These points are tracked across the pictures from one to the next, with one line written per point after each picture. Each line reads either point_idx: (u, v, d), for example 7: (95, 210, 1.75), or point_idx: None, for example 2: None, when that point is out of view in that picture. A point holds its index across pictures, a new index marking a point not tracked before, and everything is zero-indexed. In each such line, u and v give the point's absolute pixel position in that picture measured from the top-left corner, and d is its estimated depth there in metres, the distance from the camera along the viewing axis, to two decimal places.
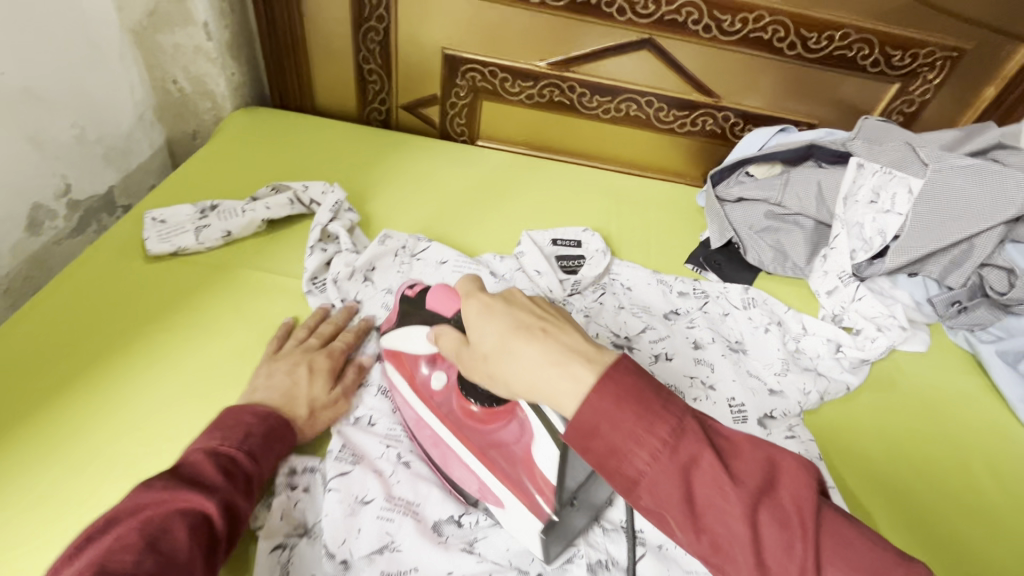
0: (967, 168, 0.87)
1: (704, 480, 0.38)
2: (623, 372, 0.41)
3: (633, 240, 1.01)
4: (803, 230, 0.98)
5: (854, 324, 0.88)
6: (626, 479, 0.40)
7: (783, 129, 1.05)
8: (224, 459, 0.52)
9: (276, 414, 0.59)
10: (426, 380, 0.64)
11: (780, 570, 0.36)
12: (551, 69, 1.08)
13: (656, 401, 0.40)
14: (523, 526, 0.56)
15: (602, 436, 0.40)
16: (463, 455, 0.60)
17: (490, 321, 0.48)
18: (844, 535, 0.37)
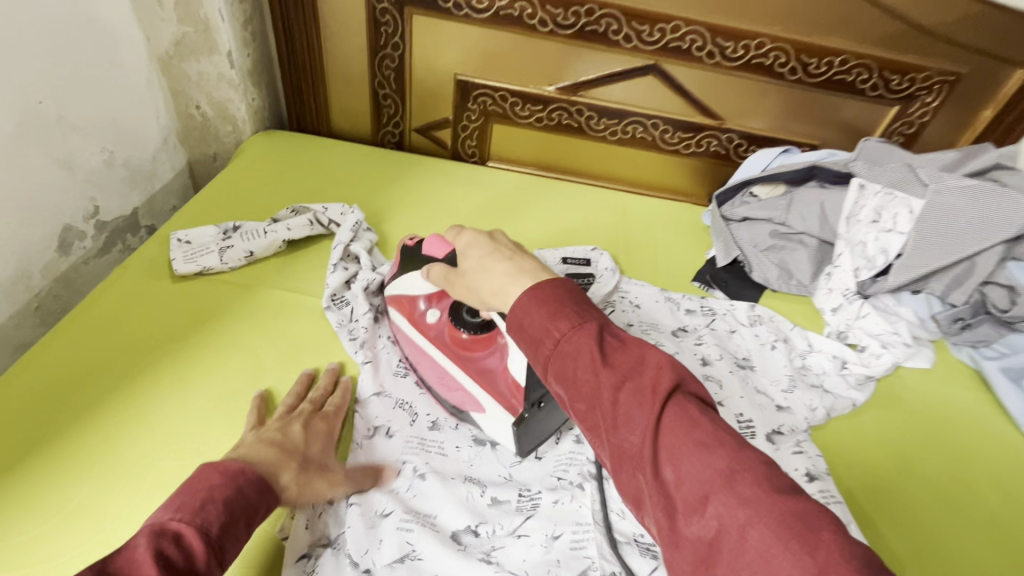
0: (966, 189, 0.90)
1: (584, 363, 0.44)
2: (553, 286, 0.50)
3: (640, 259, 1.03)
4: (807, 248, 1.00)
5: (859, 341, 0.90)
6: (537, 361, 0.48)
7: (786, 150, 1.08)
8: (170, 538, 0.41)
9: (244, 473, 0.50)
10: (423, 315, 0.75)
11: (629, 434, 0.41)
12: (559, 93, 1.12)
13: (568, 304, 0.48)
14: (500, 427, 0.67)
15: (524, 327, 0.49)
16: (454, 372, 0.71)
17: (474, 249, 0.60)
18: (691, 419, 0.40)
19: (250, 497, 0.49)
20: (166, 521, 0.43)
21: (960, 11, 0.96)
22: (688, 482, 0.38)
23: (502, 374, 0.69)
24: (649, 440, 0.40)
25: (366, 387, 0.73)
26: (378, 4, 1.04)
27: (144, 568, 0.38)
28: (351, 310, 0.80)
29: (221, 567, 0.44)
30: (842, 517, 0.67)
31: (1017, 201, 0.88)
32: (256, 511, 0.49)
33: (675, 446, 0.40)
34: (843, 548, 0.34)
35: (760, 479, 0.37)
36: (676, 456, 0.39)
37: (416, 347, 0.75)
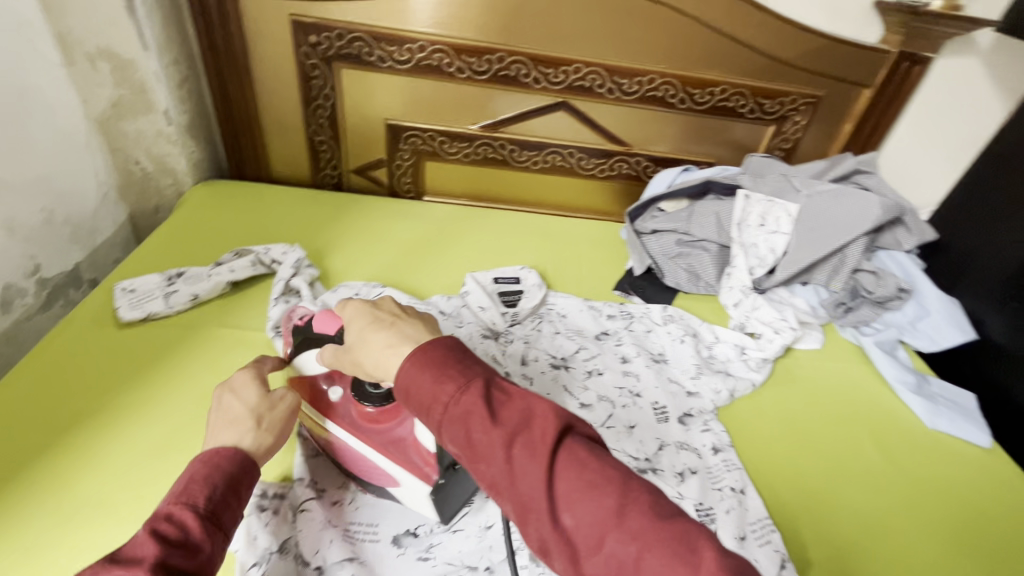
0: (829, 192, 1.07)
1: (477, 425, 0.48)
2: (433, 348, 0.54)
3: (566, 274, 1.14)
4: (709, 253, 1.13)
5: (756, 329, 1.02)
6: (431, 425, 0.51)
7: (686, 169, 1.23)
8: (160, 523, 0.46)
9: (219, 451, 0.53)
10: (324, 393, 0.69)
11: (529, 490, 0.46)
12: (482, 131, 1.23)
13: (454, 368, 0.52)
14: (418, 498, 0.64)
15: (414, 396, 0.52)
16: (361, 450, 0.66)
17: (356, 321, 0.62)
18: (578, 461, 0.47)
19: (234, 467, 0.52)
20: (161, 508, 0.48)
21: (809, 45, 1.13)
22: (586, 523, 0.45)
23: (413, 445, 0.65)
24: (546, 489, 0.46)
25: None
26: (308, 60, 1.14)
27: (140, 551, 0.43)
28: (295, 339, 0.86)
29: (222, 534, 0.48)
30: (740, 480, 0.78)
31: (871, 200, 1.04)
32: (246, 478, 0.53)
33: (570, 492, 0.46)
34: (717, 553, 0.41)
35: (643, 509, 0.44)
36: (570, 500, 0.45)
37: (320, 428, 0.69)
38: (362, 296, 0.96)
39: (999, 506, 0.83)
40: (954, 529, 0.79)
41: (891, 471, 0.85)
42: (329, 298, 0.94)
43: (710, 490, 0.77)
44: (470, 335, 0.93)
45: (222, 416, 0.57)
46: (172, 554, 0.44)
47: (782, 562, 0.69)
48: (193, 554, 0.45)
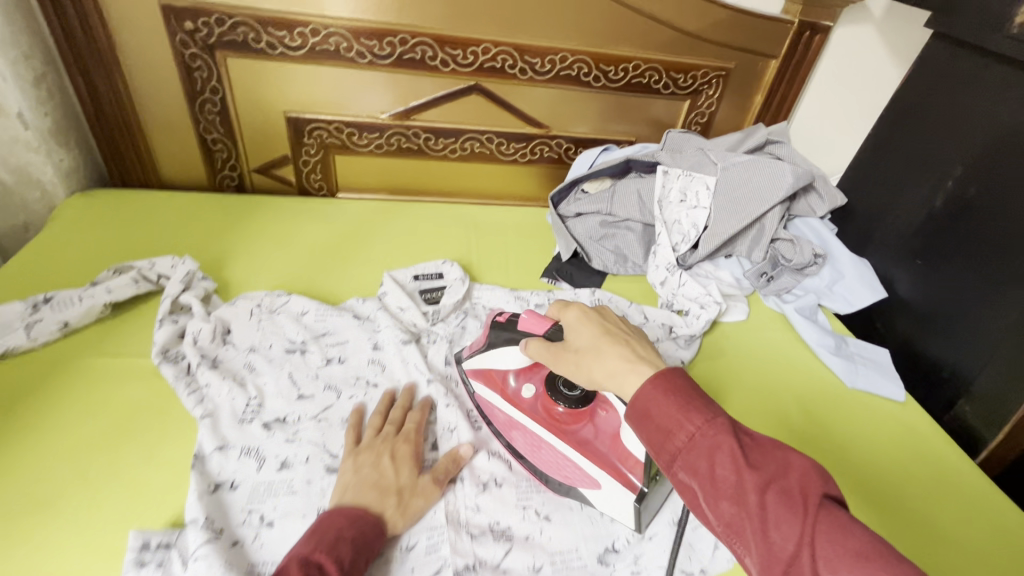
0: (744, 163, 1.07)
1: (728, 462, 0.45)
2: (677, 376, 0.51)
3: (492, 265, 1.09)
4: (634, 232, 1.12)
5: (683, 306, 1.02)
6: (667, 455, 0.48)
7: (606, 149, 1.21)
8: (313, 567, 0.52)
9: (365, 515, 0.59)
10: (517, 391, 0.74)
11: (781, 543, 0.41)
12: (393, 120, 1.16)
13: (699, 400, 0.49)
14: (619, 504, 0.64)
15: (653, 417, 0.49)
16: (558, 447, 0.68)
17: (587, 328, 0.61)
18: (847, 529, 0.41)
19: (371, 536, 0.58)
20: (310, 553, 0.54)
21: (716, 17, 1.13)
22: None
23: (610, 447, 0.67)
24: (803, 547, 0.41)
25: (204, 443, 0.68)
26: (186, 50, 1.03)
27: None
28: (187, 360, 0.77)
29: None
30: None
31: (783, 168, 1.05)
32: (375, 546, 0.58)
33: (829, 556, 0.40)
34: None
35: None
36: (831, 564, 0.40)
37: (512, 425, 0.73)
38: (265, 307, 0.87)
39: (915, 455, 0.86)
40: (880, 482, 0.81)
41: (815, 433, 0.87)
42: (225, 311, 0.85)
43: None
44: (388, 338, 0.86)
45: (373, 476, 0.64)
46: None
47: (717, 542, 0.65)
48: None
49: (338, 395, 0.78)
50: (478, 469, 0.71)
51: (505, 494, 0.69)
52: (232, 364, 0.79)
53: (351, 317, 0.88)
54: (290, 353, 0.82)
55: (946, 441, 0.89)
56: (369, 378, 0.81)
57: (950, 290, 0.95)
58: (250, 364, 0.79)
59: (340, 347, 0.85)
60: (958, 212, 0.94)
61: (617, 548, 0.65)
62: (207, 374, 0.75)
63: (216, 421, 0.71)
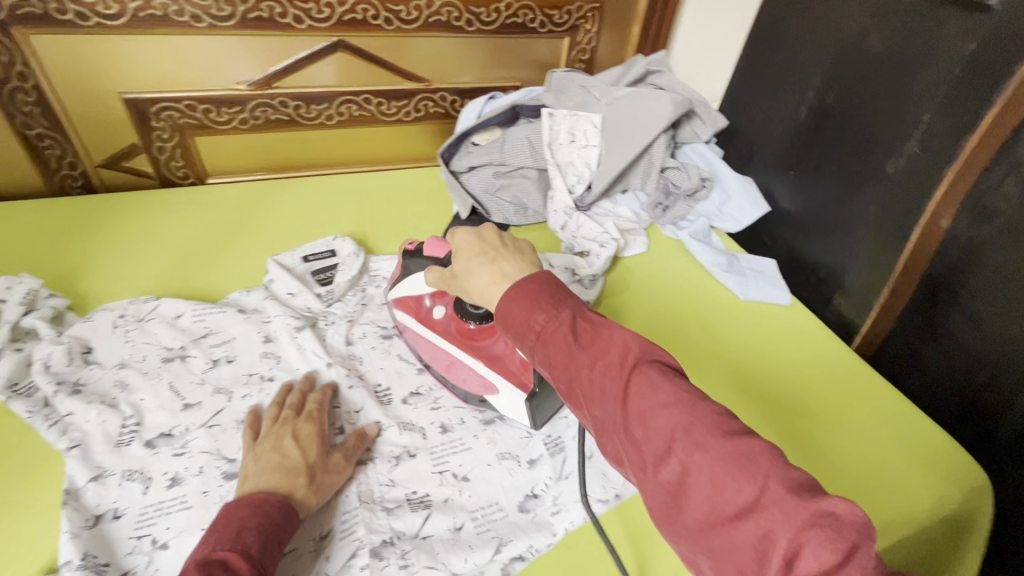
0: (626, 96, 1.07)
1: (563, 348, 0.49)
2: (533, 281, 0.54)
3: (388, 234, 1.05)
4: (530, 180, 1.09)
5: (583, 248, 1.02)
6: (523, 350, 0.53)
7: (491, 98, 1.17)
8: (215, 566, 0.50)
9: (268, 499, 0.57)
10: (430, 314, 0.77)
11: (607, 408, 0.47)
12: (254, 89, 1.05)
13: (547, 297, 0.52)
14: (513, 405, 0.70)
15: (508, 322, 0.53)
16: (465, 360, 0.73)
17: (466, 248, 0.62)
18: (655, 384, 0.46)
19: (280, 516, 0.56)
20: (210, 552, 0.52)
21: None
22: (656, 438, 0.44)
23: (511, 356, 0.71)
24: (620, 408, 0.46)
25: (76, 475, 0.62)
26: None
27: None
28: (40, 391, 0.68)
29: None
30: None
31: (664, 96, 1.06)
32: (287, 527, 0.56)
33: (644, 409, 0.45)
34: (783, 474, 0.41)
35: (713, 429, 0.43)
36: (648, 422, 0.45)
37: (428, 346, 0.76)
38: (132, 316, 0.78)
39: (804, 351, 0.93)
40: (773, 382, 0.87)
41: (713, 348, 0.92)
42: (80, 329, 0.75)
43: (556, 421, 0.74)
44: (280, 326, 0.81)
45: (276, 459, 0.62)
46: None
47: None
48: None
49: (229, 397, 0.72)
50: (389, 445, 0.69)
51: (419, 465, 0.67)
52: (98, 386, 0.70)
53: (235, 312, 0.81)
54: (167, 362, 0.74)
55: (829, 334, 0.96)
56: (263, 372, 0.76)
57: (819, 196, 1.02)
58: (121, 381, 0.71)
59: (227, 345, 0.78)
60: (820, 121, 1.00)
61: (536, 493, 0.66)
62: (67, 402, 0.67)
63: (88, 450, 0.64)
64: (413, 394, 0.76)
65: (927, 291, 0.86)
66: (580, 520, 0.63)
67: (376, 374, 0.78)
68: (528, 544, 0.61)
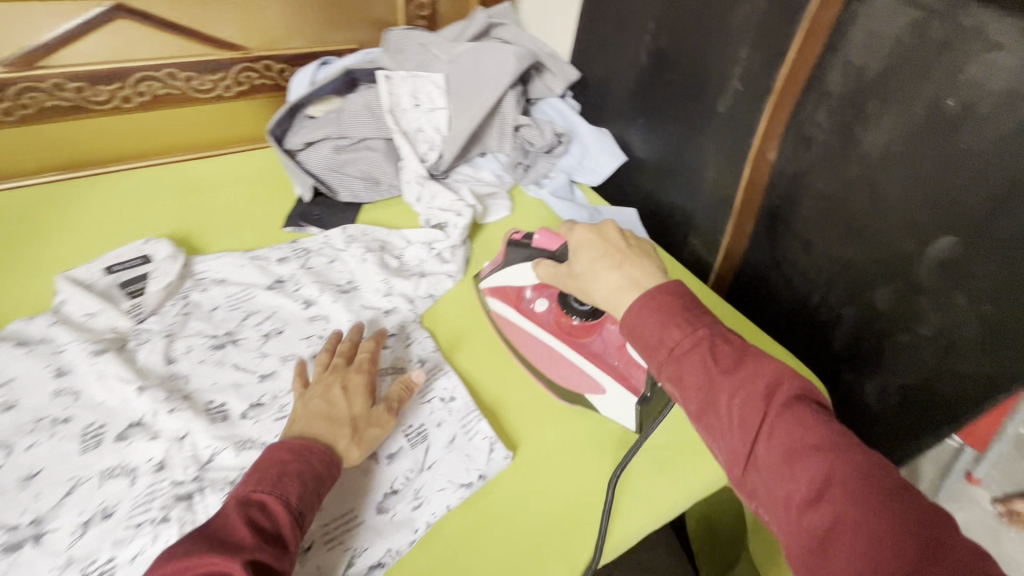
0: (468, 52, 1.01)
1: (700, 370, 0.49)
2: (669, 292, 0.54)
3: (219, 229, 0.92)
4: (376, 152, 1.01)
5: (440, 219, 0.96)
6: (649, 364, 0.52)
7: (324, 63, 1.06)
8: (255, 509, 0.49)
9: (310, 446, 0.55)
10: (532, 307, 0.75)
11: (747, 441, 0.46)
12: (13, 72, 0.86)
13: (684, 313, 0.52)
14: (621, 406, 0.67)
15: (636, 333, 0.53)
16: (568, 358, 0.70)
17: (584, 250, 0.63)
18: (805, 422, 0.45)
19: (320, 468, 0.54)
20: (253, 490, 0.51)
21: None
22: (802, 478, 0.43)
23: (617, 356, 0.69)
24: (763, 441, 0.46)
25: None
26: None
27: (235, 534, 0.46)
28: None
29: (303, 531, 0.51)
30: (450, 387, 0.71)
31: (506, 50, 1.01)
32: (327, 477, 0.54)
33: (792, 449, 0.44)
34: (958, 545, 0.38)
35: (874, 481, 0.42)
36: (794, 460, 0.44)
37: (527, 340, 0.74)
38: None
39: None
40: None
41: None
42: None
43: (418, 407, 0.69)
44: (74, 356, 0.67)
45: (324, 406, 0.59)
46: (265, 549, 0.46)
47: (492, 444, 0.65)
48: (281, 551, 0.48)
49: (9, 451, 0.59)
50: (220, 471, 0.60)
51: None
52: None
53: (11, 348, 0.67)
54: None
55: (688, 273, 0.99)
56: (54, 414, 0.63)
57: (668, 140, 1.03)
58: None
59: (4, 389, 0.64)
60: (659, 65, 1.00)
61: (396, 488, 0.61)
62: None
63: None
64: (252, 406, 0.67)
65: (768, 220, 0.90)
66: (444, 509, 0.60)
67: (205, 391, 0.68)
68: (387, 547, 0.57)
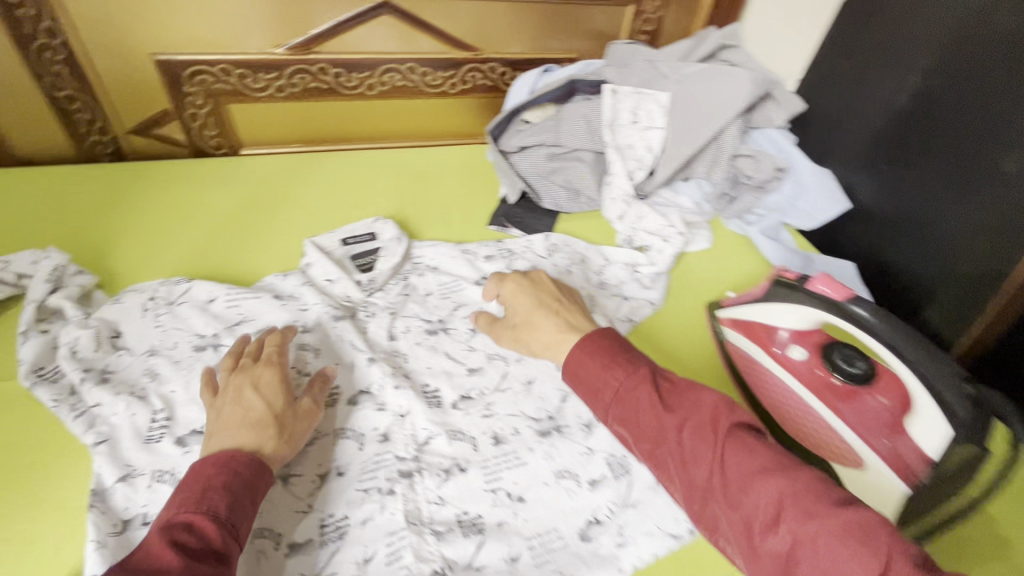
0: (699, 74, 0.97)
1: (646, 407, 0.54)
2: (600, 338, 0.61)
3: (431, 217, 0.97)
4: (585, 163, 1.00)
5: (644, 242, 0.93)
6: (598, 410, 0.57)
7: (546, 70, 1.07)
8: (180, 531, 0.45)
9: (236, 456, 0.52)
10: (786, 350, 0.71)
11: (697, 473, 0.50)
12: (292, 54, 0.97)
13: (620, 356, 0.58)
14: (884, 490, 0.60)
15: (582, 380, 0.59)
16: (824, 418, 0.66)
17: (520, 300, 0.72)
18: (746, 445, 0.49)
19: (248, 473, 0.52)
20: (174, 516, 0.47)
21: None
22: (760, 503, 0.46)
23: (880, 425, 0.62)
24: (716, 470, 0.49)
25: (105, 474, 0.57)
26: None
27: (156, 562, 0.42)
28: (66, 378, 0.63)
29: (240, 542, 0.48)
30: None
31: (741, 76, 0.95)
32: (259, 483, 0.52)
33: (742, 476, 0.48)
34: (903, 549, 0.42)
35: (817, 496, 0.45)
36: (746, 487, 0.47)
37: (773, 387, 0.71)
38: (161, 299, 0.73)
39: None
40: None
41: None
42: (107, 311, 0.69)
43: None
44: (317, 317, 0.74)
45: (238, 412, 0.57)
46: (196, 566, 0.43)
47: None
48: (217, 565, 0.45)
49: None
50: (437, 457, 0.63)
51: (471, 480, 0.61)
52: (127, 375, 0.65)
53: (271, 298, 0.75)
54: (200, 350, 0.69)
55: None
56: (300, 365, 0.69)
57: (916, 194, 0.90)
58: (151, 371, 0.66)
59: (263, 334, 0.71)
60: (925, 109, 0.88)
61: (600, 519, 0.59)
62: (95, 392, 0.62)
63: (116, 446, 0.59)
64: (463, 398, 0.69)
65: None
66: (650, 557, 0.57)
67: (422, 374, 0.71)
68: None
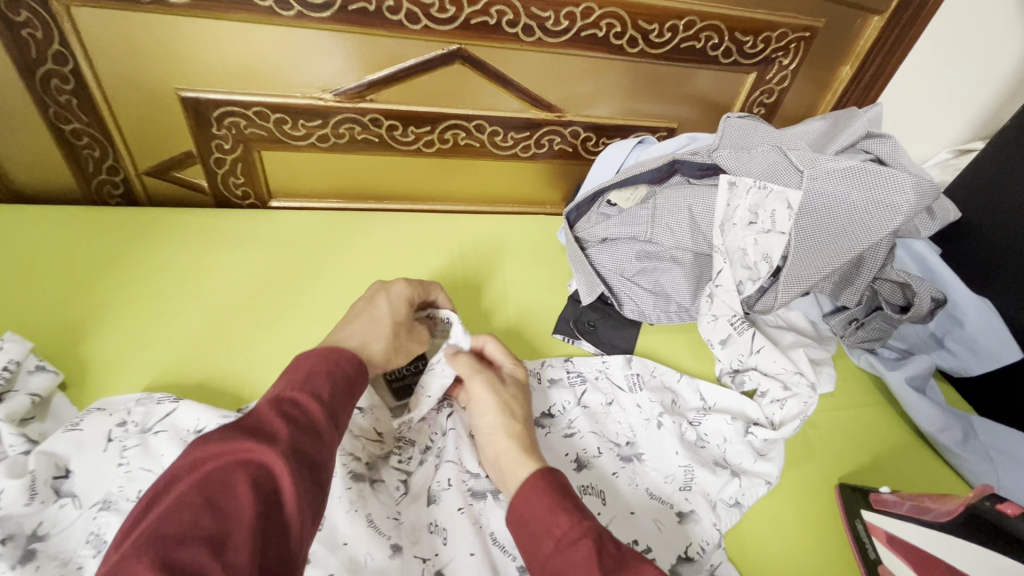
0: (845, 171, 0.68)
1: (581, 569, 0.41)
2: (550, 478, 0.48)
3: (486, 312, 0.78)
4: (681, 266, 0.80)
5: (756, 385, 0.73)
6: (530, 564, 0.44)
7: (641, 141, 0.89)
8: (287, 404, 0.41)
9: (342, 352, 0.48)
10: None
11: None
12: (341, 101, 0.81)
13: (568, 503, 0.46)
14: None
15: (522, 520, 0.46)
16: None
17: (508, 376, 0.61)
18: None
19: (351, 370, 0.48)
20: (280, 391, 0.43)
21: None
22: None
23: None
24: None
25: None
26: None
27: (269, 426, 0.39)
28: None
29: (339, 431, 0.44)
30: None
31: (902, 182, 0.66)
32: (357, 383, 0.48)
33: None
34: None
35: None
36: None
37: None
38: (135, 425, 0.56)
39: None
40: None
41: None
42: (57, 441, 0.52)
43: None
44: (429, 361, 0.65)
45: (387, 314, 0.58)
46: (297, 439, 0.39)
47: None
48: (319, 443, 0.41)
49: None
50: None
51: None
52: (63, 543, 0.48)
53: None
54: None
55: None
56: None
57: None
58: (96, 540, 0.49)
59: None
60: None
61: None
62: None
63: None
64: None
65: None
66: None
67: (463, 567, 0.53)
68: None
